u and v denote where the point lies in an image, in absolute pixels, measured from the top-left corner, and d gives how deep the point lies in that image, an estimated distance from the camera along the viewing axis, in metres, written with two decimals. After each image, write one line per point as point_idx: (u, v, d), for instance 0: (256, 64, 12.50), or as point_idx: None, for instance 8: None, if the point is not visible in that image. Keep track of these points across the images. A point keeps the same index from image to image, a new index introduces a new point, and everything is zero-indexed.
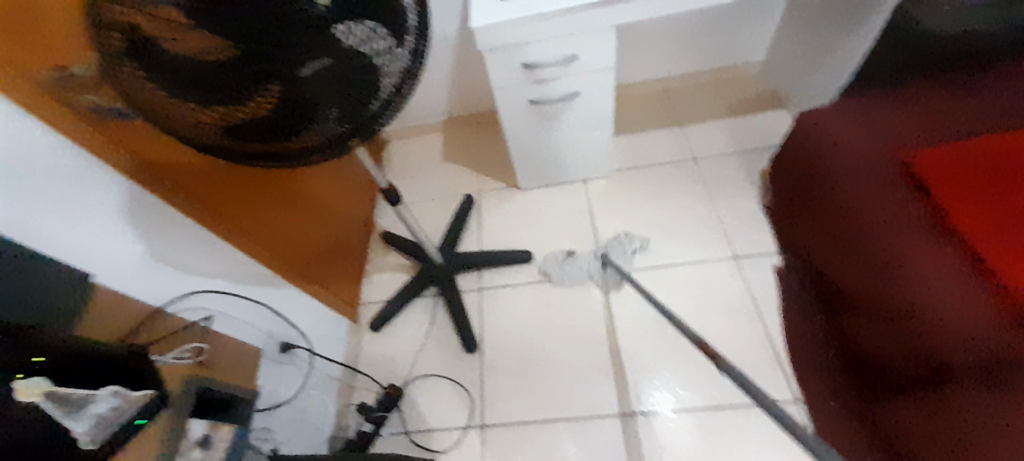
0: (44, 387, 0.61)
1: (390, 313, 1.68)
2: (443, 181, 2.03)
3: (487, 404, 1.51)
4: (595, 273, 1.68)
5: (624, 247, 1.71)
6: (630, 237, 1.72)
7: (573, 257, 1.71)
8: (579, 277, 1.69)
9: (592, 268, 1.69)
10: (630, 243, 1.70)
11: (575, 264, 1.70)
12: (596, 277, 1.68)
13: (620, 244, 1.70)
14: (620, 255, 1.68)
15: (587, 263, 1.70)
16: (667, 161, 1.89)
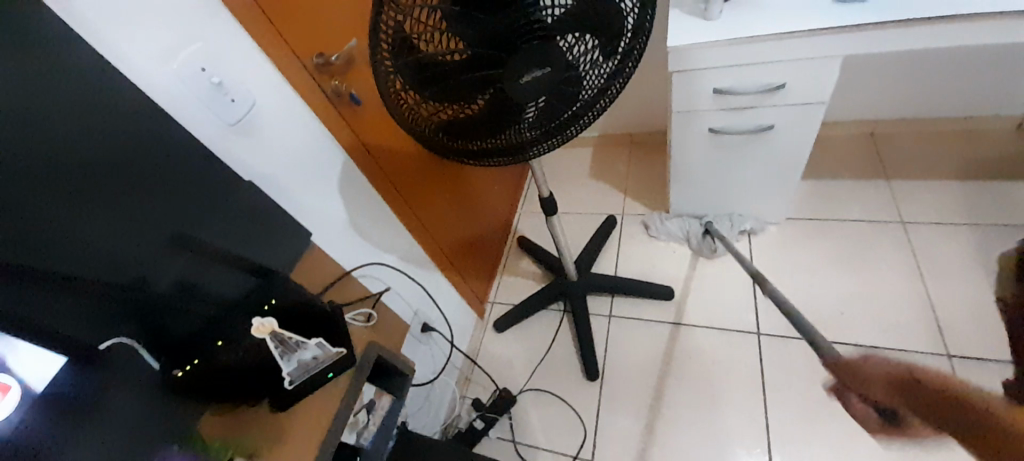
0: (270, 327, 0.70)
1: (515, 317, 1.68)
2: (589, 197, 2.00)
3: (599, 438, 1.42)
4: (694, 236, 1.69)
5: (732, 221, 1.66)
6: (743, 214, 1.66)
7: (676, 217, 1.74)
8: (676, 236, 1.73)
9: (690, 228, 1.70)
10: (741, 220, 1.65)
11: (674, 223, 1.73)
12: (693, 238, 1.69)
13: (730, 218, 1.66)
14: (725, 224, 1.65)
15: (688, 224, 1.71)
16: (861, 218, 1.59)
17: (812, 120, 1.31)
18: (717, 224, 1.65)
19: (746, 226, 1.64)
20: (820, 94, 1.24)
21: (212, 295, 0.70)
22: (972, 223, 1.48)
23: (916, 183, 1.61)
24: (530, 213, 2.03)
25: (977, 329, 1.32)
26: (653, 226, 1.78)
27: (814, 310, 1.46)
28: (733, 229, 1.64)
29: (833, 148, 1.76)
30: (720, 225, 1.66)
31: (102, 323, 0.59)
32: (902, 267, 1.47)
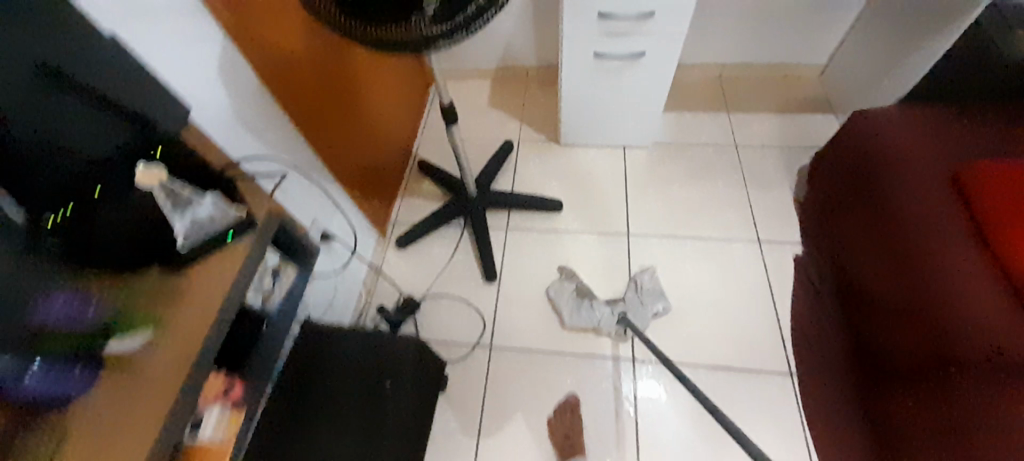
0: (157, 178, 0.65)
1: (419, 232, 1.73)
2: (488, 123, 2.09)
3: (498, 328, 1.58)
4: (606, 328, 1.54)
5: (644, 307, 1.57)
6: (652, 296, 1.59)
7: (589, 303, 1.57)
8: (589, 325, 1.56)
9: (603, 319, 1.55)
10: (652, 303, 1.58)
11: (589, 310, 1.56)
12: (606, 327, 1.54)
13: (642, 303, 1.57)
14: (639, 313, 1.56)
15: (602, 312, 1.56)
16: (709, 143, 1.93)
17: (673, 48, 1.53)
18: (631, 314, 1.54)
19: (658, 311, 1.57)
20: (680, 25, 1.47)
21: (84, 149, 0.61)
22: (783, 146, 1.90)
23: (752, 118, 1.98)
24: (430, 138, 2.05)
25: (779, 222, 1.74)
26: (566, 315, 1.57)
27: (671, 216, 1.77)
28: (647, 319, 1.56)
29: (694, 87, 2.08)
30: (633, 312, 1.56)
31: None
32: (735, 180, 1.84)
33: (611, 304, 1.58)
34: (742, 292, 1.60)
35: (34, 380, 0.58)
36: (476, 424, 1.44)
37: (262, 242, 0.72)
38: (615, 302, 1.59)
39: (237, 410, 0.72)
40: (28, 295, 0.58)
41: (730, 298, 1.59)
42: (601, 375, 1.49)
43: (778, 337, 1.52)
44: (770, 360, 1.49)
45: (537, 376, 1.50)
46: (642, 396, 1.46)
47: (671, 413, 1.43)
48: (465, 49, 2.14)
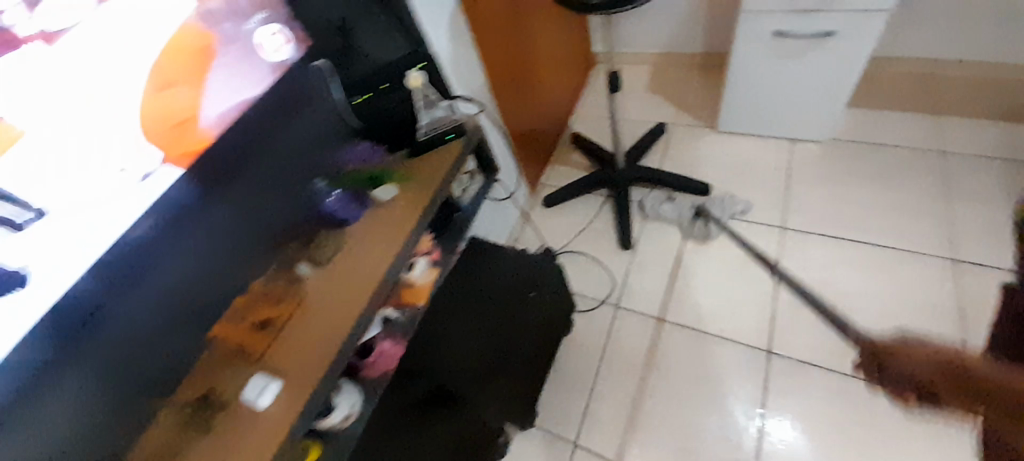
0: (418, 82, 0.89)
1: (565, 196, 1.88)
2: (643, 106, 2.14)
3: (625, 291, 1.63)
4: (685, 220, 1.70)
5: (726, 208, 1.70)
6: (733, 200, 1.71)
7: (670, 200, 1.77)
8: (669, 219, 1.73)
9: (682, 213, 1.72)
10: (732, 205, 1.70)
11: (671, 203, 1.75)
12: (685, 222, 1.70)
13: (722, 204, 1.70)
14: (718, 211, 1.69)
15: (682, 208, 1.73)
16: (901, 145, 1.69)
17: (870, 29, 1.42)
18: (710, 209, 1.69)
19: (737, 213, 1.68)
20: (883, 2, 1.36)
21: (379, 56, 0.87)
22: (1008, 158, 1.58)
23: (966, 123, 1.68)
24: (586, 116, 2.19)
25: (987, 243, 1.45)
26: (647, 209, 1.78)
27: (839, 215, 1.60)
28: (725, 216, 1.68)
29: (892, 83, 1.83)
30: (713, 210, 1.69)
31: (314, 49, 0.80)
32: (930, 188, 1.58)
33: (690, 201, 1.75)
34: (922, 310, 1.38)
35: (332, 200, 0.89)
36: (590, 374, 1.49)
37: (468, 147, 0.93)
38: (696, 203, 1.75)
39: (435, 266, 0.97)
40: (338, 150, 0.89)
41: (904, 312, 1.38)
42: (725, 355, 1.42)
43: None
44: None
45: (656, 343, 1.49)
46: (773, 390, 1.33)
47: (804, 413, 1.28)
48: (633, 36, 2.23)
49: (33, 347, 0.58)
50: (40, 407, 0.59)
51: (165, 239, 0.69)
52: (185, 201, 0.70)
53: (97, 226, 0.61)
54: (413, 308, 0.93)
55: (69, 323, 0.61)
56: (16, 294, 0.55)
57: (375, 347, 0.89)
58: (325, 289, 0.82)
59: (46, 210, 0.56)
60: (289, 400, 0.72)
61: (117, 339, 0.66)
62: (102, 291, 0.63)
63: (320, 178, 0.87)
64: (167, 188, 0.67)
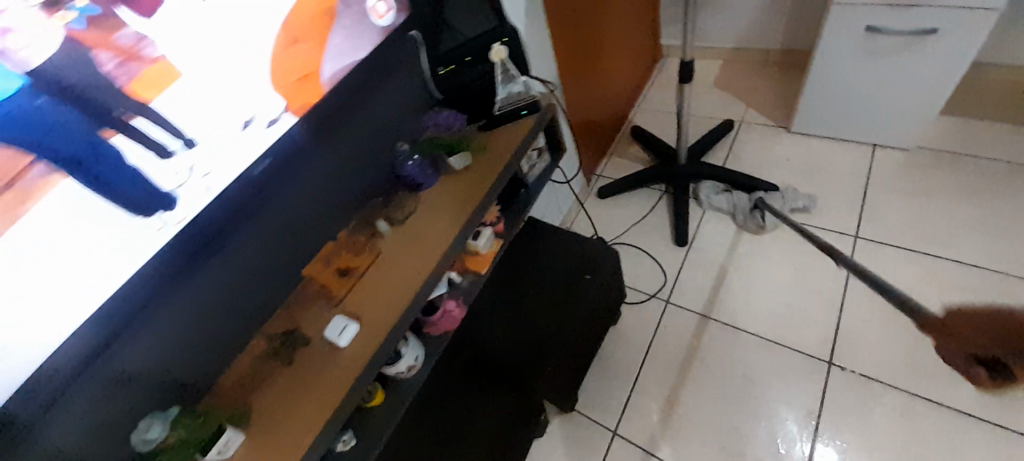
0: (501, 57, 0.91)
1: (620, 188, 1.86)
2: (710, 102, 2.07)
3: (676, 287, 1.59)
4: (740, 211, 1.66)
5: (787, 201, 1.63)
6: (796, 193, 1.63)
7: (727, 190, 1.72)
8: (723, 207, 1.71)
9: (738, 202, 1.68)
10: (795, 199, 1.62)
11: (729, 194, 1.70)
12: (740, 212, 1.66)
13: (784, 196, 1.63)
14: (778, 202, 1.63)
15: (740, 199, 1.69)
16: (1003, 157, 1.54)
17: (978, 27, 1.31)
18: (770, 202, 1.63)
19: (799, 206, 1.61)
20: None
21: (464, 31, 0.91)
22: None
23: None
24: (647, 110, 2.15)
25: None
26: (702, 197, 1.75)
27: (921, 228, 1.48)
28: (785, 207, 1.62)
29: (999, 89, 1.66)
30: (772, 201, 1.64)
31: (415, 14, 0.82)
32: None
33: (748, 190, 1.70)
34: None
35: (411, 165, 0.91)
36: (634, 365, 1.47)
37: (541, 123, 0.96)
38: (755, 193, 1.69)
39: (498, 238, 1.01)
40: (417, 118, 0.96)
41: None
42: (780, 360, 1.36)
43: None
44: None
45: (708, 342, 1.45)
46: (829, 403, 1.26)
47: (864, 430, 1.21)
48: (705, 29, 2.16)
49: (167, 256, 0.62)
50: (167, 303, 0.68)
51: (277, 177, 0.74)
52: (298, 145, 0.73)
53: (232, 160, 0.64)
54: (475, 274, 0.98)
55: (198, 239, 0.65)
56: (166, 215, 0.59)
57: (441, 305, 0.92)
58: (401, 246, 0.88)
59: (197, 142, 0.59)
60: (364, 342, 0.78)
61: (230, 257, 0.74)
62: (225, 217, 0.67)
63: (401, 140, 0.94)
64: (286, 130, 0.70)
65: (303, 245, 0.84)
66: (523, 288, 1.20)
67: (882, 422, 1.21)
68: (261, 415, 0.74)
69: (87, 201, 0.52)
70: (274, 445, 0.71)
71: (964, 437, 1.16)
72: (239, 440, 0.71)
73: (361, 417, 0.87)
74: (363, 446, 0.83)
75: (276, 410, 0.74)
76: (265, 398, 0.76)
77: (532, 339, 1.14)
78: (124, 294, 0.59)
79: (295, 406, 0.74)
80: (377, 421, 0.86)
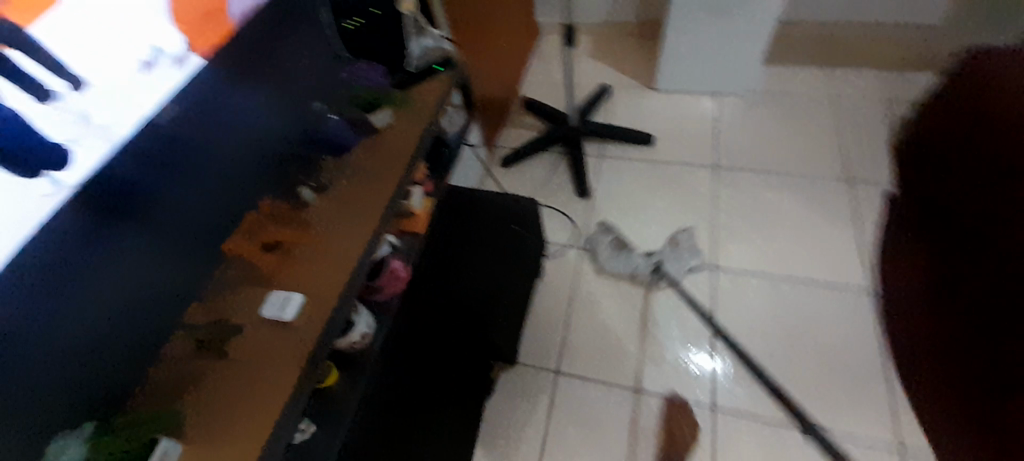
0: (409, 12, 0.93)
1: (523, 152, 1.90)
2: (586, 70, 2.26)
3: (588, 232, 1.67)
4: (642, 275, 1.50)
5: (680, 259, 1.53)
6: (689, 252, 1.54)
7: (624, 251, 1.55)
8: (623, 272, 1.52)
9: (637, 266, 1.52)
10: (688, 258, 1.53)
11: (628, 257, 1.54)
12: (640, 276, 1.50)
13: (678, 256, 1.52)
14: (675, 266, 1.50)
15: (638, 260, 1.53)
16: (805, 94, 1.95)
17: None
18: (667, 265, 1.50)
19: (693, 266, 1.51)
20: None
21: None
22: (882, 98, 1.88)
23: (852, 73, 1.97)
24: (534, 82, 2.26)
25: (875, 162, 1.70)
26: (601, 261, 1.56)
27: (763, 154, 1.79)
28: (682, 271, 1.50)
29: (795, 43, 2.09)
30: (669, 264, 1.51)
31: None
32: (828, 126, 1.83)
33: (647, 254, 1.54)
34: (835, 221, 1.57)
35: (333, 126, 0.89)
36: (563, 307, 1.50)
37: (456, 78, 0.99)
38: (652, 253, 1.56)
39: (429, 197, 1.00)
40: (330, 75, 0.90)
41: (821, 224, 1.57)
42: (683, 275, 1.51)
43: (863, 260, 1.46)
44: (861, 278, 1.42)
45: (623, 273, 1.55)
46: (722, 298, 1.44)
47: (755, 315, 1.39)
48: (573, 6, 2.36)
49: (66, 222, 0.53)
50: (86, 286, 0.57)
51: (191, 130, 0.66)
52: (205, 95, 0.66)
53: (131, 106, 0.56)
54: (413, 236, 0.97)
55: (100, 202, 0.56)
56: (57, 176, 0.50)
57: (387, 265, 0.88)
58: (334, 212, 0.83)
59: (87, 84, 0.51)
60: (315, 309, 0.73)
61: (157, 231, 0.65)
62: (135, 175, 0.60)
63: (319, 102, 0.88)
64: (190, 75, 0.62)
65: (230, 218, 0.76)
66: (461, 249, 1.17)
67: (765, 305, 1.41)
68: (204, 412, 0.65)
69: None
70: (227, 442, 0.63)
71: (826, 301, 1.39)
72: (179, 448, 0.62)
73: (320, 401, 0.78)
74: (329, 431, 0.76)
75: (222, 404, 0.66)
76: (203, 395, 0.66)
77: (470, 306, 1.13)
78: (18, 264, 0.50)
79: (245, 393, 0.67)
80: (339, 400, 0.78)
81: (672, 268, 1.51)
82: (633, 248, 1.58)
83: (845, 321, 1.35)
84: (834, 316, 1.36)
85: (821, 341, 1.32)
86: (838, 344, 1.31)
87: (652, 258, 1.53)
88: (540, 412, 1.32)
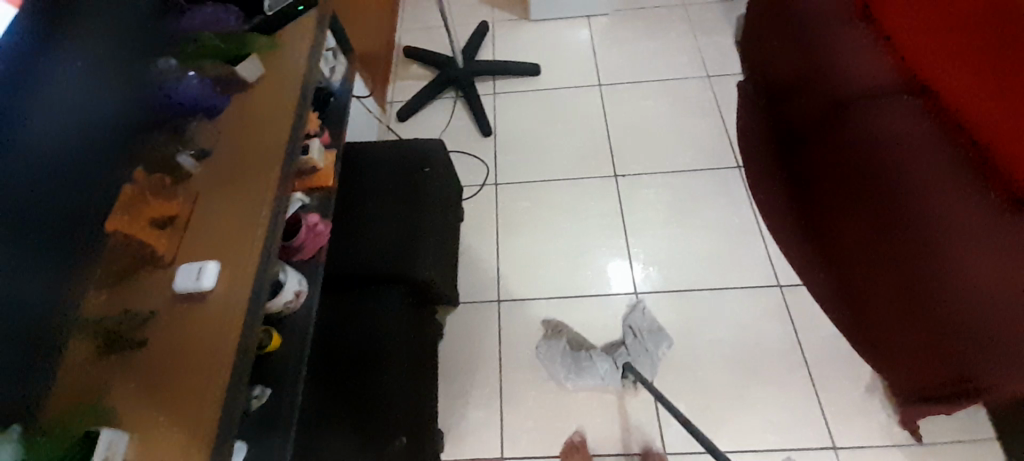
0: None
1: (417, 104, 1.86)
2: (460, 11, 2.21)
3: (499, 170, 1.72)
4: (612, 384, 1.29)
5: (646, 349, 1.33)
6: (652, 338, 1.35)
7: (585, 358, 1.31)
8: (592, 386, 1.30)
9: (607, 375, 1.30)
10: (654, 347, 1.34)
11: (590, 366, 1.30)
12: (610, 383, 1.29)
13: (642, 349, 1.33)
14: (645, 365, 1.31)
15: (603, 366, 1.30)
16: (660, 5, 2.12)
17: None
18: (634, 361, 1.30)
19: (662, 354, 1.33)
20: None
21: None
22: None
23: None
24: (409, 30, 2.15)
25: (725, 58, 1.94)
26: (565, 379, 1.31)
27: (637, 68, 1.94)
28: (653, 369, 1.31)
29: None
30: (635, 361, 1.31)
31: None
32: (683, 32, 2.03)
33: (612, 357, 1.32)
34: (703, 114, 1.79)
35: (191, 84, 0.79)
36: (491, 243, 1.55)
37: (324, 16, 0.95)
38: (614, 350, 1.34)
39: (329, 149, 0.96)
40: (172, 31, 0.80)
41: (694, 120, 1.77)
42: (592, 190, 1.63)
43: (728, 143, 1.70)
44: (732, 158, 1.66)
45: (538, 201, 1.63)
46: (626, 202, 1.60)
47: (656, 210, 1.58)
48: None
49: None
50: None
51: (19, 97, 0.56)
52: (24, 50, 0.56)
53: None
54: (323, 190, 0.93)
55: None
56: None
57: (303, 221, 0.84)
58: (226, 172, 0.77)
59: None
60: (236, 267, 0.69)
61: (14, 219, 0.53)
62: None
63: (164, 57, 0.78)
64: (3, 28, 0.54)
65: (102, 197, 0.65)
66: (372, 199, 1.14)
67: (663, 200, 1.59)
68: (135, 399, 0.61)
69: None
70: (174, 418, 0.60)
71: (708, 185, 1.61)
72: (123, 440, 0.56)
73: (263, 366, 0.75)
74: (284, 391, 0.73)
75: (156, 393, 0.61)
76: (127, 385, 0.61)
77: (387, 268, 1.03)
78: None
79: (180, 375, 0.62)
80: (283, 360, 0.76)
81: (642, 367, 1.31)
82: (592, 347, 1.35)
83: (723, 195, 1.58)
84: (716, 195, 1.59)
85: (711, 218, 1.54)
86: (723, 217, 1.54)
87: (616, 357, 1.32)
88: (491, 343, 1.38)
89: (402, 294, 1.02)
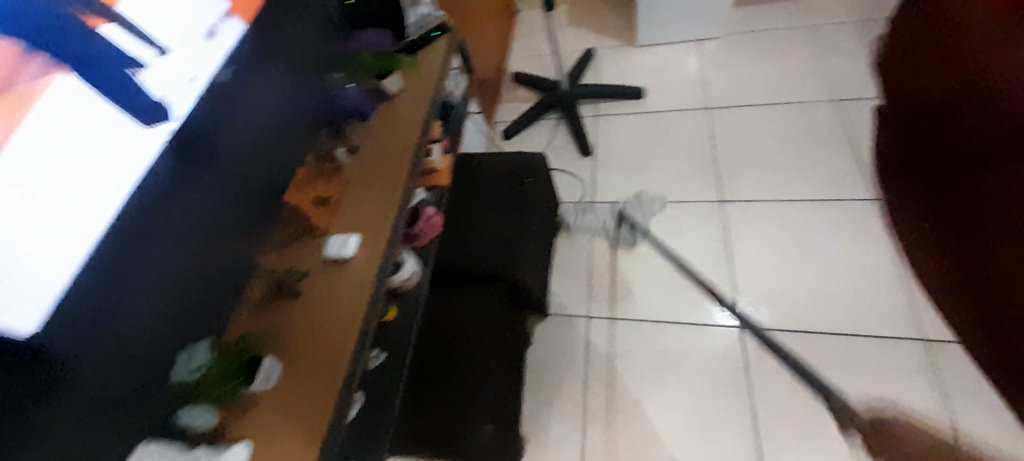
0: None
1: (523, 124, 1.97)
2: (568, 39, 2.32)
3: (597, 188, 1.74)
4: (610, 228, 1.58)
5: (643, 209, 1.62)
6: (651, 202, 1.63)
7: (591, 210, 1.64)
8: (593, 231, 1.60)
9: (606, 222, 1.60)
10: (650, 207, 1.61)
11: (593, 214, 1.62)
12: (609, 231, 1.58)
13: (639, 206, 1.61)
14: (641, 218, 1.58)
15: (603, 216, 1.61)
16: (781, 28, 2.01)
17: None
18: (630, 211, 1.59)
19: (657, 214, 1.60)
20: None
21: None
22: (852, 20, 1.94)
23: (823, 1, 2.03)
24: (520, 58, 2.31)
25: (857, 81, 1.76)
26: (573, 225, 1.62)
27: (751, 91, 1.85)
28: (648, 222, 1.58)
29: None
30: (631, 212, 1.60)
31: None
32: (807, 55, 1.89)
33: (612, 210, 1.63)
34: (829, 141, 1.63)
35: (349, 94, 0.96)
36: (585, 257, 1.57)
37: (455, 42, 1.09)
38: (616, 206, 1.65)
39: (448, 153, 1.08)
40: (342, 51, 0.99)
41: (817, 146, 1.63)
42: (695, 213, 1.57)
43: (859, 172, 1.53)
44: (864, 188, 1.49)
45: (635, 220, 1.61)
46: (732, 228, 1.51)
47: (767, 237, 1.46)
48: None
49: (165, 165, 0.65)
50: (189, 215, 0.68)
51: (241, 86, 0.76)
52: (246, 57, 0.77)
53: (200, 67, 0.70)
54: (440, 190, 1.04)
55: (189, 140, 0.68)
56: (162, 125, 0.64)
57: (423, 213, 0.95)
58: (367, 165, 0.91)
59: (168, 51, 0.65)
60: (370, 243, 0.81)
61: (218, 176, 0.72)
62: (207, 124, 0.70)
63: (333, 72, 0.96)
64: (236, 38, 0.75)
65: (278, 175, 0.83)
66: (480, 205, 1.22)
67: (775, 228, 1.47)
68: (287, 343, 0.73)
69: (79, 94, 0.56)
70: (315, 361, 0.71)
71: (832, 216, 1.46)
72: (279, 369, 0.70)
73: (381, 334, 0.85)
74: (396, 358, 0.82)
75: (299, 338, 0.73)
76: (280, 329, 0.74)
77: (487, 269, 1.10)
78: (141, 193, 0.62)
79: (317, 326, 0.74)
80: (398, 332, 0.85)
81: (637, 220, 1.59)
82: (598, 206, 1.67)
83: (850, 228, 1.42)
84: (841, 227, 1.43)
85: (834, 251, 1.39)
86: (850, 251, 1.38)
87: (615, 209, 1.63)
88: (578, 356, 1.37)
89: (498, 295, 1.08)
